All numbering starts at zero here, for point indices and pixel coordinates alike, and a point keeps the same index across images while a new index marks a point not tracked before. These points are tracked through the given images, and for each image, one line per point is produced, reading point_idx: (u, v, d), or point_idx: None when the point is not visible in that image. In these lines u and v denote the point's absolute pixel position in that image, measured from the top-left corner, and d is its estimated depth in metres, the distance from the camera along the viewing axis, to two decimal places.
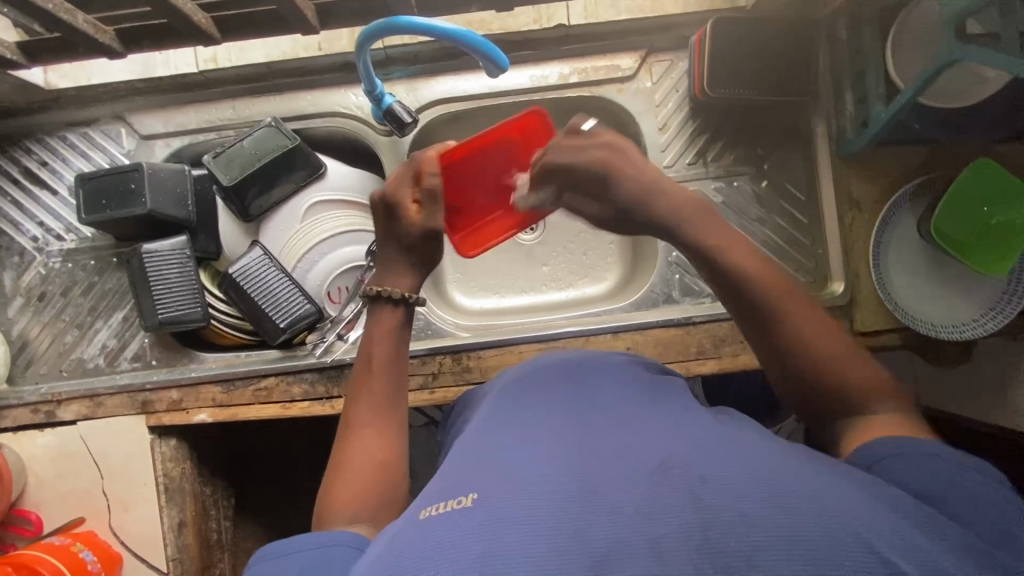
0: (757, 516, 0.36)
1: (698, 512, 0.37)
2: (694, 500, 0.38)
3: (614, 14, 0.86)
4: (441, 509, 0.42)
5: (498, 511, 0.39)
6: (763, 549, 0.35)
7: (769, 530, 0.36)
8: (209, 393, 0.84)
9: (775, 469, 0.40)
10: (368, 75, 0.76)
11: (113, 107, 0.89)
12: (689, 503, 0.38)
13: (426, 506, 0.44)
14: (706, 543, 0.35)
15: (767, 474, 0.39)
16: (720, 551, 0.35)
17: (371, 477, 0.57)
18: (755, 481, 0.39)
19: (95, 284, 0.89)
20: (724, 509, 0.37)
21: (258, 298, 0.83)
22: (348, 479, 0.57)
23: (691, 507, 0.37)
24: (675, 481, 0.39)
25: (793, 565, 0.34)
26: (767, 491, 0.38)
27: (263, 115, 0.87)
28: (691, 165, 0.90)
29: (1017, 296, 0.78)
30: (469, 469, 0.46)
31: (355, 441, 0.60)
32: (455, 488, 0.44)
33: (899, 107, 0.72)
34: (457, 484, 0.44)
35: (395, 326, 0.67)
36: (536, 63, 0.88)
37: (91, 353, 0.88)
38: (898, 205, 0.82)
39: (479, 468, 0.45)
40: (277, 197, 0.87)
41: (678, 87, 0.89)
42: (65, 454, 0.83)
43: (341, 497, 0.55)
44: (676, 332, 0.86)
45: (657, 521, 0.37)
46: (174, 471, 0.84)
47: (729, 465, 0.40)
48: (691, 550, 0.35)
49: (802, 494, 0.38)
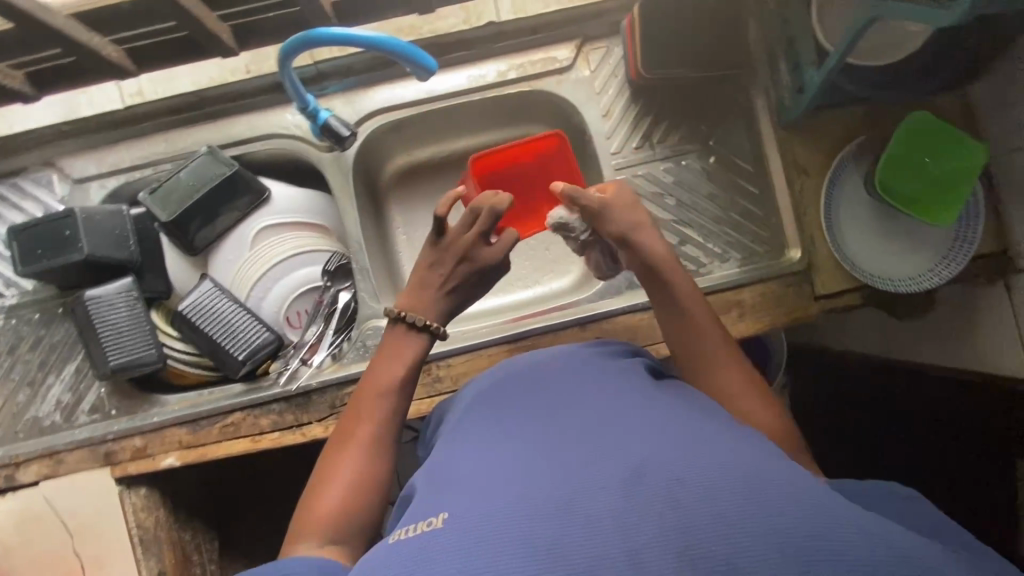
0: (735, 515, 0.35)
1: (676, 516, 0.36)
2: (671, 504, 0.36)
3: (543, 7, 0.86)
4: (412, 534, 0.40)
5: (471, 529, 0.38)
6: (739, 547, 0.34)
7: (750, 529, 0.35)
8: (174, 437, 0.82)
9: (749, 466, 0.39)
10: (298, 92, 0.74)
11: (42, 153, 0.86)
12: (668, 509, 0.36)
13: (399, 530, 0.42)
14: (683, 548, 0.34)
15: (742, 468, 0.39)
16: (700, 553, 0.34)
17: (345, 496, 0.55)
18: (733, 482, 0.37)
19: (42, 337, 0.85)
20: (702, 511, 0.36)
21: (213, 333, 0.81)
22: (323, 503, 0.54)
23: (670, 512, 0.36)
24: (651, 483, 0.38)
25: (770, 562, 0.33)
26: (747, 490, 0.37)
27: (199, 145, 0.85)
28: (638, 150, 0.89)
29: (968, 242, 0.81)
30: (444, 489, 0.44)
31: (340, 457, 0.58)
32: (424, 510, 0.43)
33: (831, 67, 0.73)
34: (431, 503, 0.43)
35: (405, 342, 0.65)
36: (473, 63, 0.87)
37: (46, 411, 0.85)
38: (842, 165, 0.84)
39: (453, 487, 0.44)
40: (223, 226, 0.85)
41: (616, 72, 0.89)
42: (30, 518, 0.80)
43: (315, 518, 0.53)
44: (643, 316, 0.85)
45: (634, 528, 0.36)
46: (146, 521, 0.82)
47: (704, 461, 0.39)
48: (669, 557, 0.34)
49: (780, 486, 0.37)
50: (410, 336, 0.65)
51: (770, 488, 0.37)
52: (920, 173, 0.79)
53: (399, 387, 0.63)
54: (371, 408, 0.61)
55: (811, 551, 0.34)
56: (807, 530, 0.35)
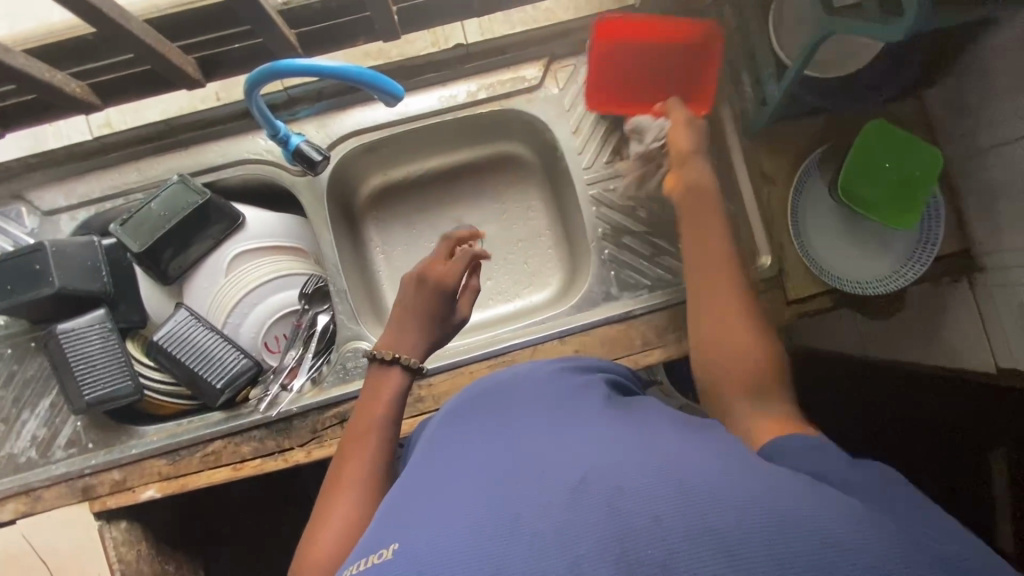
0: (673, 517, 0.35)
1: (616, 523, 0.35)
2: (611, 512, 0.36)
3: (509, 28, 0.87)
4: (362, 567, 0.39)
5: (413, 556, 0.37)
6: (677, 550, 0.33)
7: (689, 530, 0.34)
8: (154, 468, 0.82)
9: (690, 465, 0.39)
10: (267, 120, 0.75)
11: (10, 187, 0.85)
12: (608, 516, 0.35)
13: (349, 564, 0.41)
14: (623, 555, 0.33)
15: (682, 468, 0.38)
16: (641, 558, 0.33)
17: (339, 538, 0.54)
18: (673, 481, 0.37)
19: (15, 373, 0.84)
20: (642, 515, 0.35)
21: (190, 362, 0.81)
22: (317, 547, 0.54)
23: (610, 520, 0.35)
24: (592, 492, 0.37)
25: (711, 564, 0.32)
26: (687, 489, 0.36)
27: (171, 173, 0.85)
28: (609, 164, 0.91)
29: (930, 243, 0.83)
30: (394, 516, 0.43)
31: (332, 501, 0.57)
32: (372, 540, 0.42)
33: (792, 80, 0.75)
34: (379, 532, 0.42)
35: (388, 380, 0.66)
36: (443, 84, 0.89)
37: (21, 447, 0.83)
38: (807, 173, 0.86)
39: (401, 513, 0.43)
40: (198, 253, 0.84)
41: (584, 89, 0.90)
42: (7, 558, 0.79)
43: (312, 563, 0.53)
44: (620, 327, 0.87)
45: (575, 539, 0.35)
46: (128, 555, 0.80)
47: (645, 465, 0.39)
48: (610, 565, 0.33)
49: (721, 483, 0.37)
50: (387, 372, 0.66)
51: (710, 484, 0.37)
52: (881, 178, 0.82)
53: (386, 423, 0.63)
54: (360, 449, 0.61)
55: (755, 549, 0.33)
56: (747, 525, 0.34)
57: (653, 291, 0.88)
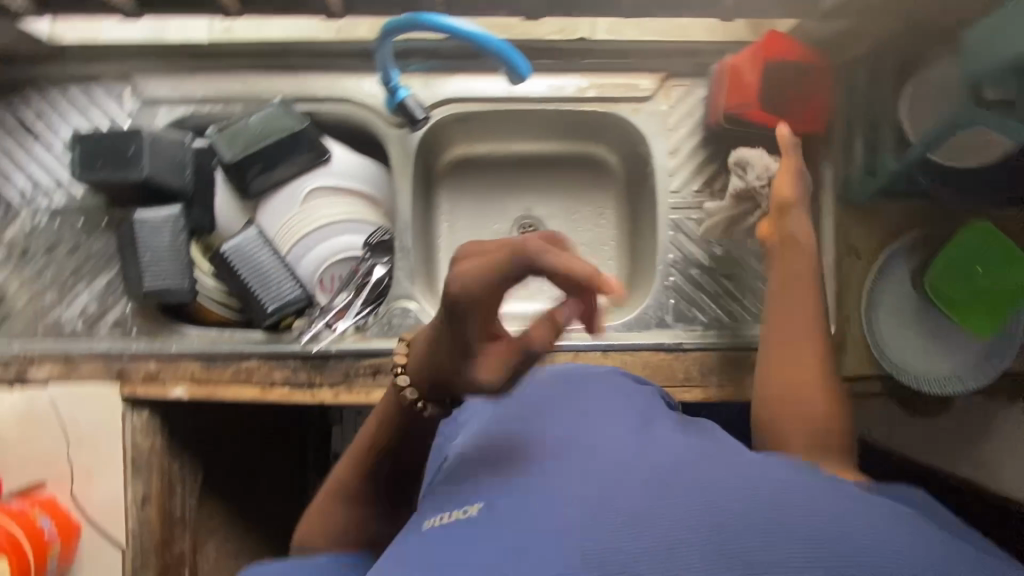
0: (762, 517, 0.36)
1: (708, 514, 0.36)
2: (703, 505, 0.37)
3: (639, 34, 0.87)
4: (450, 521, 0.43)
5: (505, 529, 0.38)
6: (772, 547, 0.35)
7: (779, 524, 0.36)
8: (188, 369, 0.83)
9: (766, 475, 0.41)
10: (385, 67, 0.75)
11: (120, 67, 0.87)
12: (700, 507, 0.37)
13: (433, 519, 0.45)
14: (718, 545, 0.35)
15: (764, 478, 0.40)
16: (735, 553, 0.34)
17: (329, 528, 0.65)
18: (753, 484, 0.39)
19: (81, 244, 0.86)
20: (732, 513, 0.36)
21: (248, 280, 0.82)
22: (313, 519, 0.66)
23: (702, 511, 0.36)
24: (680, 488, 0.38)
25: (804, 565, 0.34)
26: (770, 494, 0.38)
27: (274, 93, 0.85)
28: (698, 193, 0.89)
29: (1000, 358, 0.79)
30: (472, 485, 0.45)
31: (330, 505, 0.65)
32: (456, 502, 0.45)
33: (912, 158, 0.73)
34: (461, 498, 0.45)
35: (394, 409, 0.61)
36: (557, 73, 0.88)
37: (70, 316, 0.86)
38: (892, 255, 0.84)
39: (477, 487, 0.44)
40: (280, 177, 0.85)
41: (693, 113, 0.88)
42: (33, 416, 0.82)
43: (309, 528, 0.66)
44: (666, 356, 0.86)
45: (669, 521, 0.36)
46: (143, 444, 0.84)
47: (725, 473, 0.40)
48: (704, 552, 0.34)
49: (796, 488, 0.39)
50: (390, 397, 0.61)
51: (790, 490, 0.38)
52: (973, 281, 0.79)
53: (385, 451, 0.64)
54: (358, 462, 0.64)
55: (838, 549, 0.35)
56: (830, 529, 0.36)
57: (707, 331, 0.87)
